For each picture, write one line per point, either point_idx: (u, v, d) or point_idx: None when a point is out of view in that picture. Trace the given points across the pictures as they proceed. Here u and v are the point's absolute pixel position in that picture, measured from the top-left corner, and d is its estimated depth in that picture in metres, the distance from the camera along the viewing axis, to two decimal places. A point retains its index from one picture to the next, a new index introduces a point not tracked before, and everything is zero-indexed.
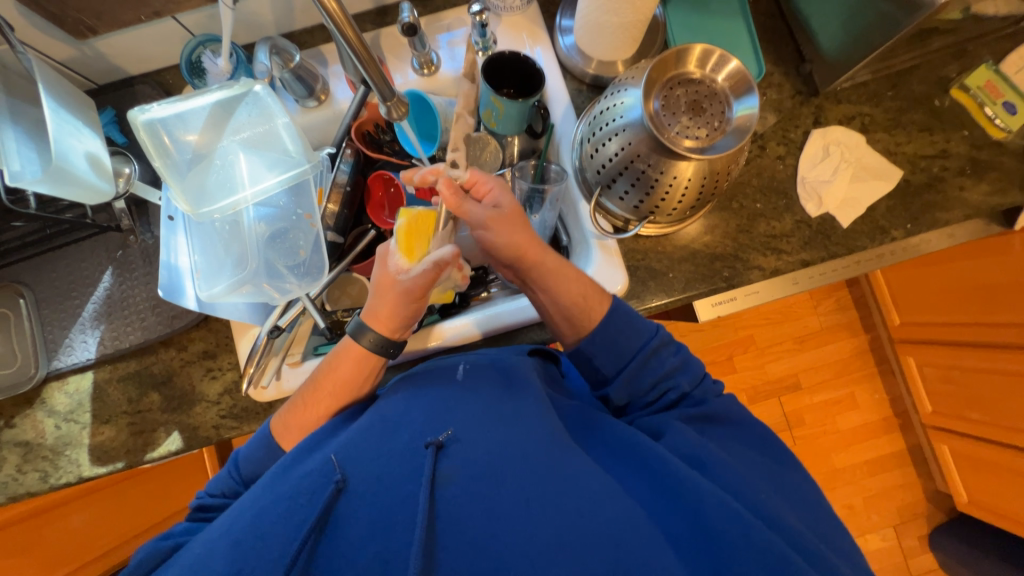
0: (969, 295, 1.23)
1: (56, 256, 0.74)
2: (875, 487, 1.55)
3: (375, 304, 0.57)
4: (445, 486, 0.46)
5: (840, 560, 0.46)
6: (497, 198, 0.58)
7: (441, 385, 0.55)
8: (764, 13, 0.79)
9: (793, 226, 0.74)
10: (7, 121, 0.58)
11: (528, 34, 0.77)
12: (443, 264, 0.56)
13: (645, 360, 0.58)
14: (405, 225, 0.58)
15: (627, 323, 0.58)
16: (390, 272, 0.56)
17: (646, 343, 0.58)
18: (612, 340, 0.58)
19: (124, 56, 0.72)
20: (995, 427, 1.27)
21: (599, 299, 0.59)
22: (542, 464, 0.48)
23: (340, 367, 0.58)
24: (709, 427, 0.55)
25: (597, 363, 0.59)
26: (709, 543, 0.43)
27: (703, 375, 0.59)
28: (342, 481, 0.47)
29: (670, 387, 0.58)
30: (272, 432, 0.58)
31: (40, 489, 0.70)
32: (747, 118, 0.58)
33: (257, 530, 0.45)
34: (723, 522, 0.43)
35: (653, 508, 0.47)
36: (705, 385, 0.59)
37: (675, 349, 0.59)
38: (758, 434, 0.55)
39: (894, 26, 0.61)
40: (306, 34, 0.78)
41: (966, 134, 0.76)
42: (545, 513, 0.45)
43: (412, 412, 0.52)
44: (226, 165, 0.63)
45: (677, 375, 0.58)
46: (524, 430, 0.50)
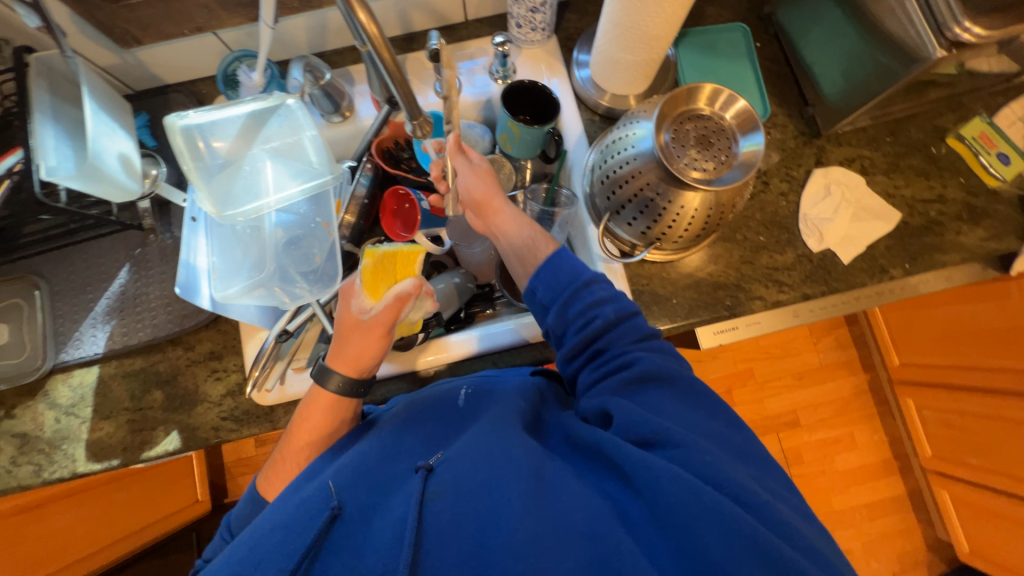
0: (967, 338, 1.24)
1: (76, 251, 0.75)
2: (873, 531, 1.52)
3: (341, 346, 0.59)
4: (433, 503, 0.45)
5: (797, 516, 0.42)
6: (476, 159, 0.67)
7: (443, 413, 0.58)
8: (770, 59, 0.84)
9: (794, 260, 0.76)
10: (48, 119, 0.61)
11: (546, 66, 0.81)
12: (405, 296, 0.58)
13: (576, 294, 0.53)
14: (371, 266, 0.61)
15: (565, 261, 0.56)
16: (354, 314, 0.58)
17: (580, 275, 0.55)
18: (550, 275, 0.55)
19: (163, 66, 0.76)
20: (995, 474, 1.25)
21: (547, 243, 0.60)
22: (516, 466, 0.45)
23: (310, 417, 0.59)
24: (648, 386, 0.49)
25: (537, 294, 0.56)
26: (673, 520, 0.40)
27: (635, 312, 0.54)
28: (338, 507, 0.48)
29: (596, 314, 0.53)
30: (261, 492, 0.59)
31: (32, 483, 0.70)
32: (753, 154, 0.61)
33: (255, 557, 0.45)
34: (677, 495, 0.40)
35: (621, 501, 0.44)
36: (638, 324, 0.54)
37: (608, 285, 0.55)
38: (692, 386, 0.50)
39: (892, 77, 0.65)
40: (336, 55, 0.82)
41: (962, 181, 0.79)
42: (523, 512, 0.42)
43: (408, 440, 0.54)
44: (253, 172, 0.66)
45: (606, 306, 0.54)
46: (503, 436, 0.49)
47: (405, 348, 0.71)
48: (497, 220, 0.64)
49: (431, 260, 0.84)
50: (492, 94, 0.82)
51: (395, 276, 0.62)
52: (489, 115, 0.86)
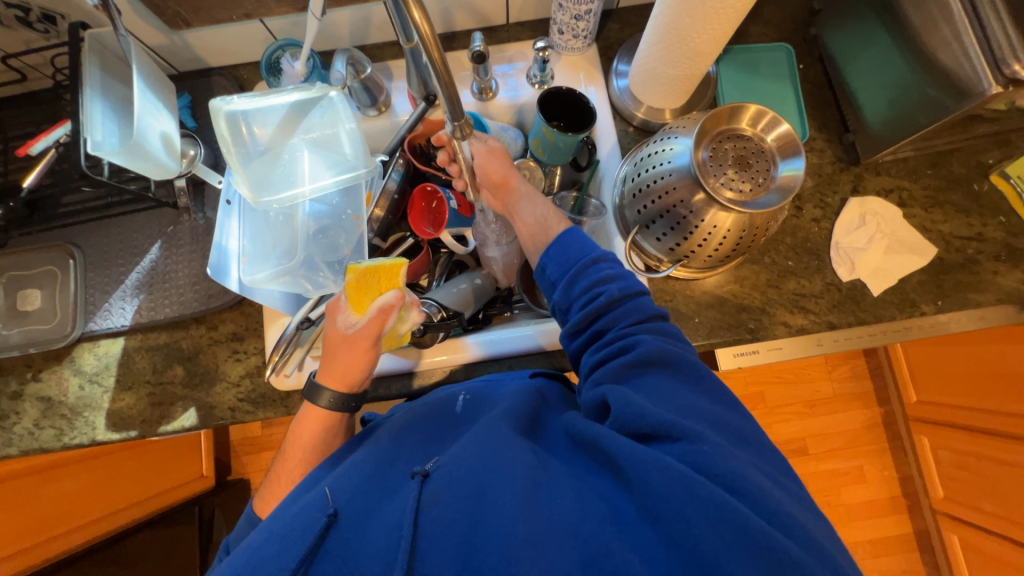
0: (991, 380, 1.21)
1: (110, 223, 0.77)
2: (875, 568, 1.49)
3: (329, 361, 0.60)
4: (431, 508, 0.45)
5: (794, 504, 0.41)
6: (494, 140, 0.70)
7: (443, 420, 0.58)
8: (812, 82, 0.82)
9: (822, 288, 0.75)
10: (97, 95, 0.63)
11: (584, 74, 0.81)
12: (389, 308, 0.60)
13: (581, 276, 0.55)
14: (354, 282, 0.60)
15: (575, 239, 0.57)
16: (340, 329, 0.59)
17: (589, 253, 0.56)
18: (562, 252, 0.57)
19: (208, 49, 0.78)
20: (1008, 522, 1.21)
21: (558, 221, 0.63)
22: (511, 468, 0.46)
23: (304, 430, 0.59)
24: (647, 369, 0.49)
25: (547, 271, 0.58)
26: (664, 516, 0.39)
27: (641, 292, 0.54)
28: (335, 512, 0.46)
29: (601, 290, 0.53)
30: (257, 512, 0.58)
31: (53, 446, 0.72)
32: (791, 179, 0.60)
33: (250, 568, 0.43)
34: (668, 487, 0.39)
35: (615, 499, 0.43)
36: (642, 303, 0.53)
37: (615, 264, 0.56)
38: (694, 368, 0.50)
39: (941, 110, 0.64)
40: (377, 49, 0.83)
41: (1002, 221, 0.77)
42: (519, 512, 0.42)
43: (405, 445, 0.54)
44: (291, 161, 0.67)
45: (610, 283, 0.54)
46: (499, 439, 0.49)
47: (422, 346, 0.71)
48: (513, 199, 0.67)
49: (454, 259, 0.86)
50: (528, 98, 0.82)
51: (380, 289, 0.62)
52: (523, 119, 0.86)
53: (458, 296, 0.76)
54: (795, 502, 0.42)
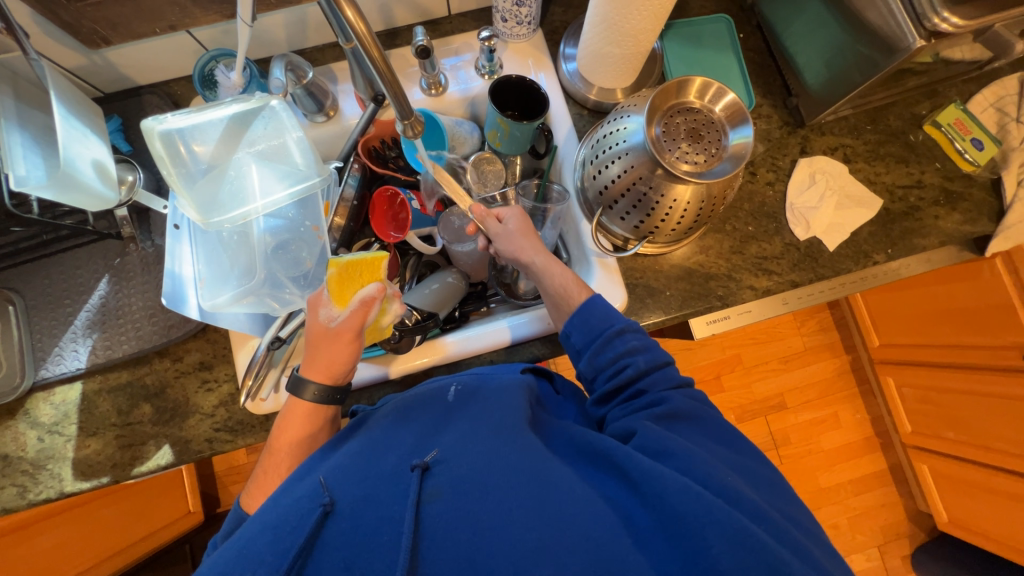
0: (944, 317, 1.29)
1: (49, 263, 0.72)
2: (859, 506, 1.58)
3: (311, 354, 0.58)
4: (432, 505, 0.45)
5: (813, 545, 0.43)
6: (509, 217, 0.67)
7: (431, 409, 0.56)
8: (753, 50, 0.85)
9: (783, 249, 0.78)
10: (15, 126, 0.58)
11: (533, 60, 0.80)
12: (370, 300, 0.59)
13: (609, 342, 0.55)
14: (335, 276, 0.60)
15: (599, 309, 0.57)
16: (321, 322, 0.58)
17: (614, 324, 0.56)
18: (586, 319, 0.57)
19: (134, 66, 0.73)
20: (971, 446, 1.31)
21: (580, 290, 0.61)
22: (519, 475, 0.46)
23: (291, 425, 0.58)
24: (674, 425, 0.49)
25: (572, 337, 0.58)
26: (676, 525, 0.40)
27: (667, 361, 0.55)
28: (331, 504, 0.45)
29: (627, 362, 0.54)
30: (246, 509, 0.56)
31: (17, 505, 0.67)
32: (742, 146, 0.61)
33: (245, 559, 0.42)
34: (686, 503, 0.40)
35: (627, 506, 0.44)
36: (668, 373, 0.54)
37: (639, 335, 0.56)
38: (718, 427, 0.51)
39: (875, 67, 0.66)
40: (316, 52, 0.80)
41: (938, 167, 0.81)
42: (531, 520, 0.43)
43: (399, 436, 0.52)
44: (238, 177, 0.64)
45: (637, 354, 0.55)
46: (506, 441, 0.49)
47: (398, 352, 0.70)
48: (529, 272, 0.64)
49: (424, 261, 0.84)
50: (480, 90, 0.81)
51: (362, 282, 0.62)
52: (477, 111, 0.85)
53: (431, 296, 0.75)
54: (813, 543, 0.44)
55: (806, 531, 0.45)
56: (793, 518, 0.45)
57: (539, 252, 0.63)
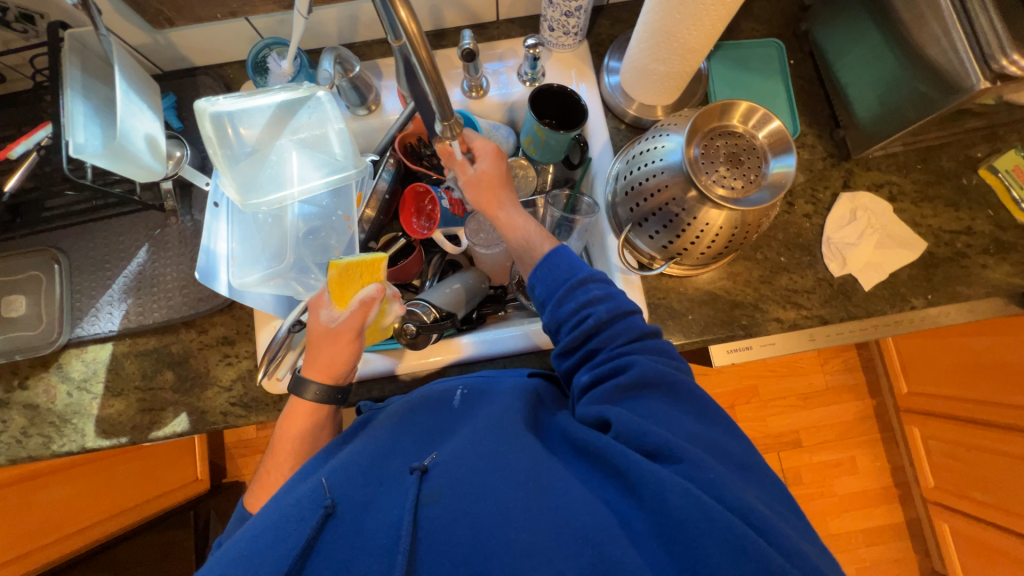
0: (981, 372, 1.23)
1: (96, 227, 0.76)
2: (869, 557, 1.51)
3: (312, 354, 0.59)
4: (430, 506, 0.44)
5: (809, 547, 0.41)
6: (484, 158, 0.64)
7: (434, 415, 0.57)
8: (803, 77, 0.82)
9: (814, 283, 0.75)
10: (79, 96, 0.62)
11: (576, 71, 0.80)
12: (370, 301, 0.60)
13: (571, 292, 0.54)
14: (336, 278, 0.60)
15: (562, 259, 0.56)
16: (322, 323, 0.59)
17: (575, 274, 0.55)
18: (548, 269, 0.56)
19: (193, 48, 0.76)
20: (998, 510, 1.24)
21: (545, 241, 0.61)
22: (514, 476, 0.45)
23: (293, 423, 0.59)
24: (642, 394, 0.49)
25: (535, 291, 0.58)
26: (677, 535, 0.39)
27: (631, 311, 0.54)
28: (332, 505, 0.45)
29: (589, 312, 0.53)
30: (249, 507, 0.57)
31: (42, 454, 0.71)
32: (782, 176, 0.60)
33: (248, 558, 0.42)
34: (688, 512, 0.38)
35: (623, 511, 0.43)
36: (630, 323, 0.53)
37: (603, 284, 0.55)
38: (691, 394, 0.50)
39: (932, 105, 0.64)
40: (365, 47, 0.82)
41: (991, 214, 0.77)
42: (524, 522, 0.42)
43: (402, 440, 0.53)
44: (279, 162, 0.66)
45: (599, 304, 0.53)
46: (505, 444, 0.48)
47: (413, 347, 0.70)
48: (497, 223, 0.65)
49: (447, 259, 0.86)
50: (520, 96, 0.81)
51: (362, 284, 0.63)
52: (514, 117, 0.86)
53: (450, 296, 0.75)
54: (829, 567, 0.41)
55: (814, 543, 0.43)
56: (804, 534, 0.43)
57: (505, 206, 0.64)
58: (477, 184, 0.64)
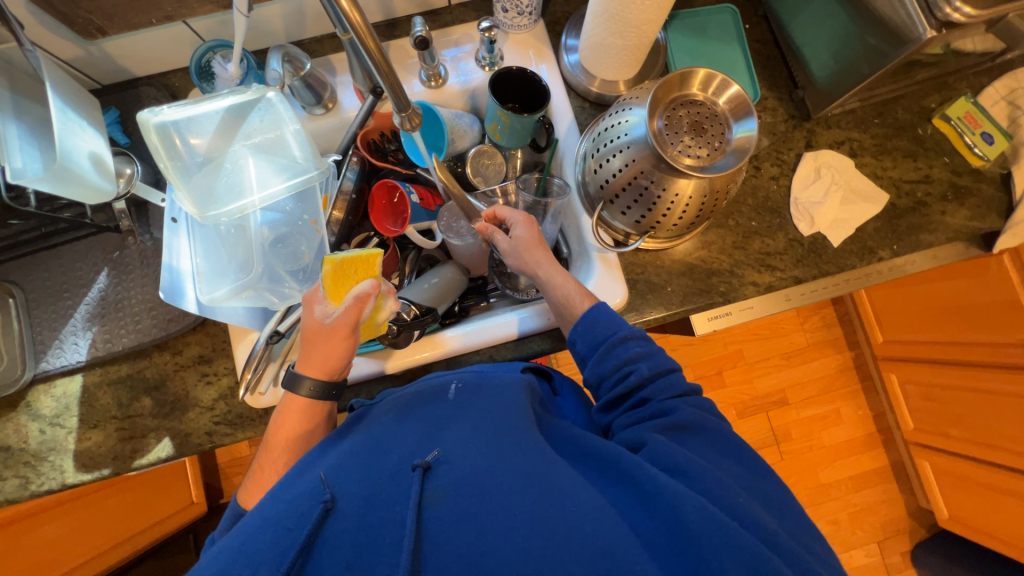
0: (949, 314, 1.28)
1: (49, 255, 0.72)
2: (860, 502, 1.58)
3: (308, 350, 0.58)
4: (434, 507, 0.44)
5: (818, 564, 0.42)
6: (517, 226, 0.65)
7: (433, 407, 0.55)
8: (759, 41, 0.83)
9: (786, 245, 0.77)
10: (11, 118, 0.58)
11: (534, 52, 0.79)
12: (365, 296, 0.58)
13: (613, 347, 0.56)
14: (330, 273, 0.60)
15: (602, 316, 0.58)
16: (316, 319, 0.58)
17: (616, 330, 0.57)
18: (589, 324, 0.58)
19: (132, 57, 0.73)
20: (974, 443, 1.31)
21: (584, 298, 0.62)
22: (524, 480, 0.45)
23: (286, 422, 0.57)
24: (680, 438, 0.49)
25: (575, 347, 0.59)
26: (688, 543, 0.40)
27: (671, 367, 0.55)
28: (331, 500, 0.45)
29: (632, 368, 0.55)
30: (244, 505, 0.56)
31: (20, 496, 0.68)
32: (745, 140, 0.60)
33: (247, 555, 0.42)
34: (703, 522, 0.39)
35: (634, 515, 0.43)
36: (671, 379, 0.55)
37: (643, 341, 0.57)
38: (728, 440, 0.50)
39: (883, 59, 0.65)
40: (315, 43, 0.79)
41: (947, 162, 0.80)
42: (537, 529, 0.42)
43: (400, 434, 0.51)
44: (235, 170, 0.63)
45: (640, 361, 0.55)
46: (512, 444, 0.48)
47: (395, 347, 0.69)
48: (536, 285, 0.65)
49: (423, 255, 0.85)
50: (480, 82, 0.80)
51: (357, 280, 0.61)
52: (477, 104, 0.84)
53: (430, 291, 0.74)
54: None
55: (810, 548, 0.44)
56: (800, 540, 0.44)
57: (543, 265, 0.63)
58: (512, 251, 0.65)
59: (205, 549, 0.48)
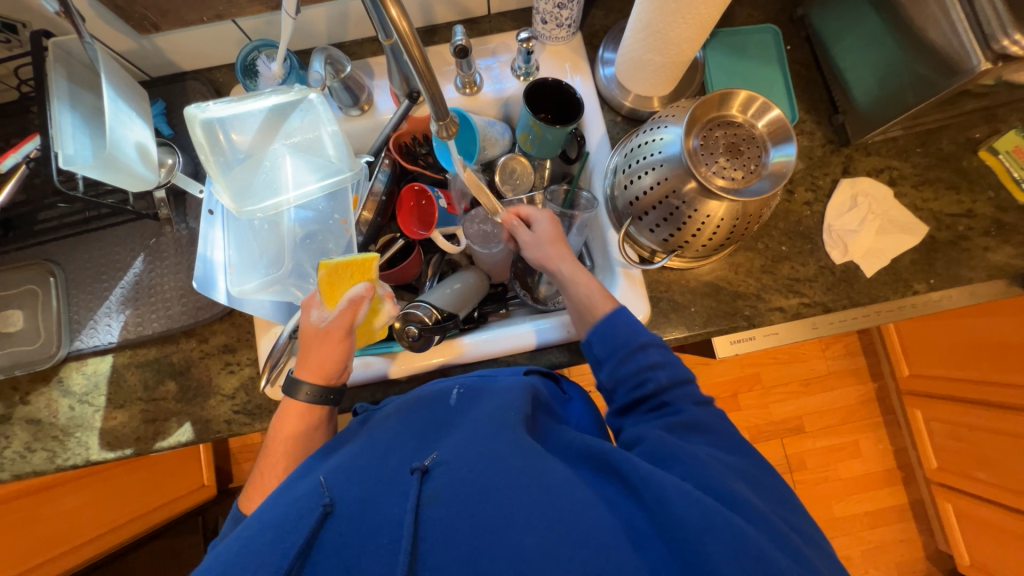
0: (981, 352, 1.23)
1: (90, 239, 0.75)
2: (875, 539, 1.52)
3: (304, 355, 0.60)
4: (431, 508, 0.44)
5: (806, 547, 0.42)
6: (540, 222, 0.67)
7: (433, 411, 0.56)
8: (800, 63, 0.82)
9: (816, 271, 0.75)
10: (66, 106, 0.60)
11: (570, 63, 0.79)
12: (360, 300, 0.61)
13: (632, 353, 0.55)
14: (325, 278, 0.60)
15: (623, 321, 0.57)
16: (312, 323, 0.60)
17: (636, 337, 0.55)
18: (609, 328, 0.57)
19: (181, 52, 0.75)
20: (1001, 489, 1.25)
21: (605, 300, 0.60)
22: (515, 474, 0.45)
23: (285, 424, 0.58)
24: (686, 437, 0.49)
25: (592, 347, 0.58)
26: (676, 533, 0.39)
27: (690, 378, 0.54)
28: (331, 504, 0.45)
29: (649, 376, 0.53)
30: (244, 510, 0.56)
31: (46, 469, 0.70)
32: (783, 165, 0.59)
33: (243, 562, 0.41)
34: (689, 511, 0.39)
35: (626, 511, 0.43)
36: (688, 390, 0.53)
37: (663, 350, 0.55)
38: (733, 439, 0.50)
39: (931, 88, 0.63)
40: (355, 46, 0.80)
41: (992, 196, 0.77)
42: (530, 526, 0.42)
43: (401, 438, 0.52)
44: (273, 168, 0.65)
45: (659, 369, 0.54)
46: (503, 441, 0.47)
47: (414, 350, 0.69)
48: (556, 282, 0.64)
49: (445, 259, 0.85)
50: (514, 91, 0.80)
51: (353, 282, 0.62)
52: (509, 112, 0.85)
53: (451, 296, 0.74)
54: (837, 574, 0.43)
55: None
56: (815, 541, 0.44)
57: (566, 261, 0.63)
58: (532, 249, 0.66)
59: (208, 549, 0.48)
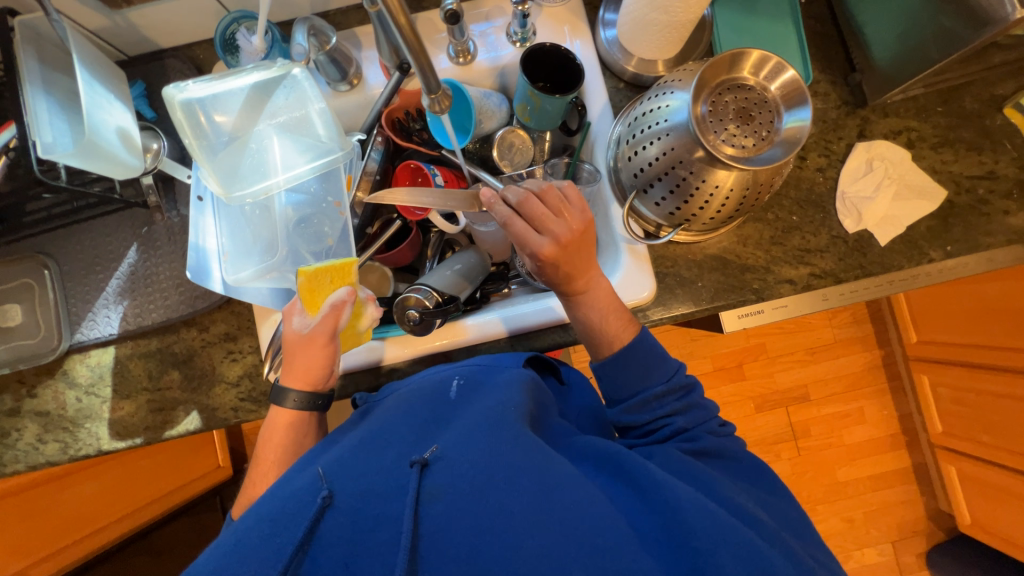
0: (990, 316, 1.21)
1: (81, 229, 0.73)
2: (877, 502, 1.55)
3: (290, 362, 0.59)
4: (432, 504, 0.43)
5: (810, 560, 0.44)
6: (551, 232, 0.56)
7: (433, 403, 0.55)
8: (815, 18, 0.76)
9: (828, 242, 0.72)
10: (39, 91, 0.58)
11: (569, 26, 0.74)
12: (341, 304, 0.59)
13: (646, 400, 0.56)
14: (305, 284, 0.60)
15: (636, 360, 0.57)
16: (295, 330, 0.59)
17: (651, 386, 0.57)
18: (622, 371, 0.58)
19: (157, 29, 0.71)
20: (1006, 452, 1.26)
21: (624, 326, 0.60)
22: (520, 471, 0.44)
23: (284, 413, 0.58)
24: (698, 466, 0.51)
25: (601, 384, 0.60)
26: (685, 538, 0.40)
27: (704, 419, 0.56)
28: (330, 496, 0.44)
29: (665, 422, 0.55)
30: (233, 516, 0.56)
31: (60, 459, 0.71)
32: (797, 130, 0.56)
33: (245, 551, 0.42)
34: (699, 519, 0.40)
35: (631, 512, 0.44)
36: (703, 426, 0.55)
37: (680, 393, 0.57)
38: (748, 471, 0.53)
39: (956, 42, 0.59)
40: (340, 15, 0.76)
41: (1015, 156, 0.73)
42: (534, 525, 0.41)
43: (401, 429, 0.51)
44: (260, 150, 0.62)
45: (676, 415, 0.56)
46: (506, 438, 0.47)
47: (417, 334, 0.69)
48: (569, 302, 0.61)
49: (445, 238, 0.83)
50: (511, 59, 0.76)
51: (334, 286, 0.61)
52: (506, 82, 0.80)
53: (450, 279, 0.72)
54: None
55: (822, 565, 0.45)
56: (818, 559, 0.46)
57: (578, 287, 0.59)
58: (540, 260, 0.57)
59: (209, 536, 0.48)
